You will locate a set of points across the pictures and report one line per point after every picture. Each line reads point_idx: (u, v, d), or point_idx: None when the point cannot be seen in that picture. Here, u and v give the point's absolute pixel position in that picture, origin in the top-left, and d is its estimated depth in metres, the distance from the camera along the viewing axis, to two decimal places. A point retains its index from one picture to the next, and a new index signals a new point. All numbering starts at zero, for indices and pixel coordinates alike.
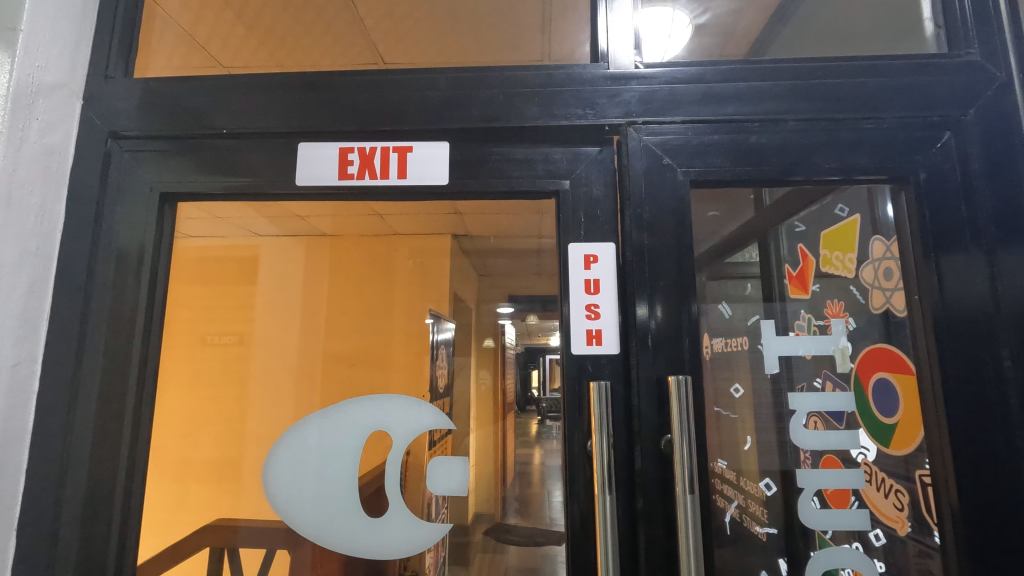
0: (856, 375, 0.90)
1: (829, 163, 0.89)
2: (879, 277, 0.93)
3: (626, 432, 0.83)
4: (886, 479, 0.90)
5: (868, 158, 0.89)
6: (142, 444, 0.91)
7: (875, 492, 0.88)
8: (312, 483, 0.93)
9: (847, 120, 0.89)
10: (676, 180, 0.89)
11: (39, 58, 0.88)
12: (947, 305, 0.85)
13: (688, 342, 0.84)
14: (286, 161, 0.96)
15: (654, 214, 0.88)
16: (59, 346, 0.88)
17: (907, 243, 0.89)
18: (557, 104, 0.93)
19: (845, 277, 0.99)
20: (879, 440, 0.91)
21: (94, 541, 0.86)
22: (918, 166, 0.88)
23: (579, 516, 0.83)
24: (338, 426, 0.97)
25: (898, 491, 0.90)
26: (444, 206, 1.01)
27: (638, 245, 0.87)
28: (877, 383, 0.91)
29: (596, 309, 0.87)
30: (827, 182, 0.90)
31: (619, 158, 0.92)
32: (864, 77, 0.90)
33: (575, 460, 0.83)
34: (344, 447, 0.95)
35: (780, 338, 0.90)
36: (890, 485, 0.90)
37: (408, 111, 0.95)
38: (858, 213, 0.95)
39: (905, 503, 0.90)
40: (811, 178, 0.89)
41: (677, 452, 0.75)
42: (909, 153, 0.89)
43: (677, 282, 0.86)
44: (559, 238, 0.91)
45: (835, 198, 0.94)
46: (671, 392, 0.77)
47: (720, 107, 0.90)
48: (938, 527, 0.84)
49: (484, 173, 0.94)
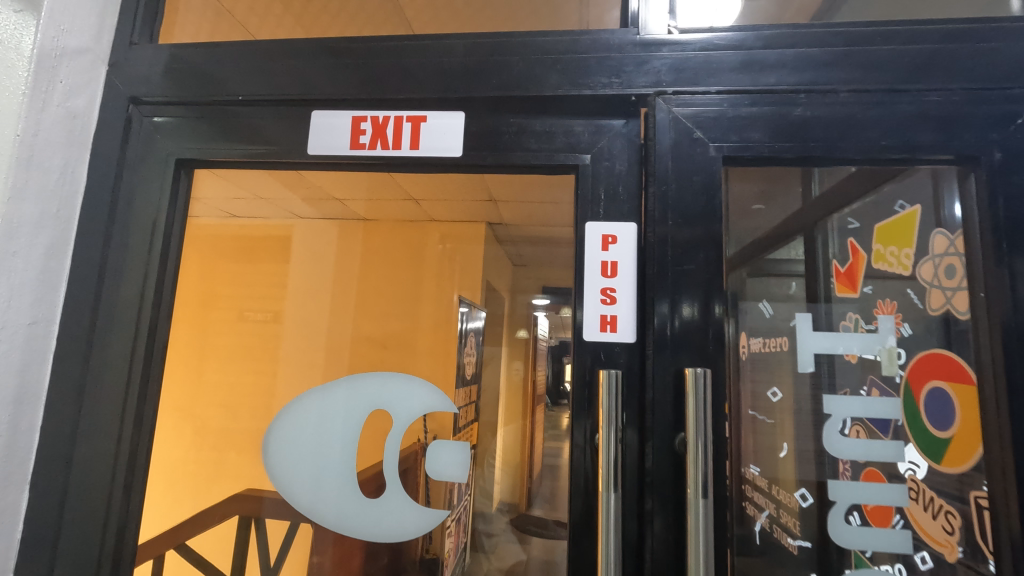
0: (907, 385, 0.79)
1: (885, 139, 0.78)
2: (940, 275, 0.80)
3: (638, 427, 0.77)
4: (936, 499, 0.78)
5: (934, 134, 0.78)
6: (149, 409, 0.91)
7: (920, 511, 0.78)
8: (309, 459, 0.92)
9: (910, 91, 0.78)
10: (707, 157, 0.80)
11: (64, 22, 0.89)
12: (1019, 308, 0.74)
13: (712, 334, 0.77)
14: (299, 129, 0.94)
15: (680, 193, 0.80)
16: (76, 307, 0.90)
17: (975, 236, 0.78)
18: (580, 72, 0.86)
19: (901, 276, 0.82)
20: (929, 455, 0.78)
21: (99, 500, 0.87)
22: (994, 145, 0.77)
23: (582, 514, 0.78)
24: (340, 402, 0.95)
25: (950, 513, 0.77)
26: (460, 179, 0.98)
27: (661, 226, 0.80)
28: (932, 394, 0.79)
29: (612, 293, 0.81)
30: (882, 161, 0.80)
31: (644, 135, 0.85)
32: (932, 43, 0.79)
33: (578, 455, 0.78)
34: (344, 424, 0.93)
35: (819, 334, 0.81)
36: (940, 506, 0.78)
37: (423, 78, 0.91)
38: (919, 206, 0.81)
39: (957, 527, 0.77)
40: (864, 157, 0.79)
41: (691, 452, 0.69)
42: (984, 129, 0.77)
43: (703, 268, 0.79)
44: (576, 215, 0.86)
45: (896, 189, 0.82)
46: (689, 386, 0.71)
47: (760, 76, 0.81)
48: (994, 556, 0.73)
49: (500, 146, 0.89)
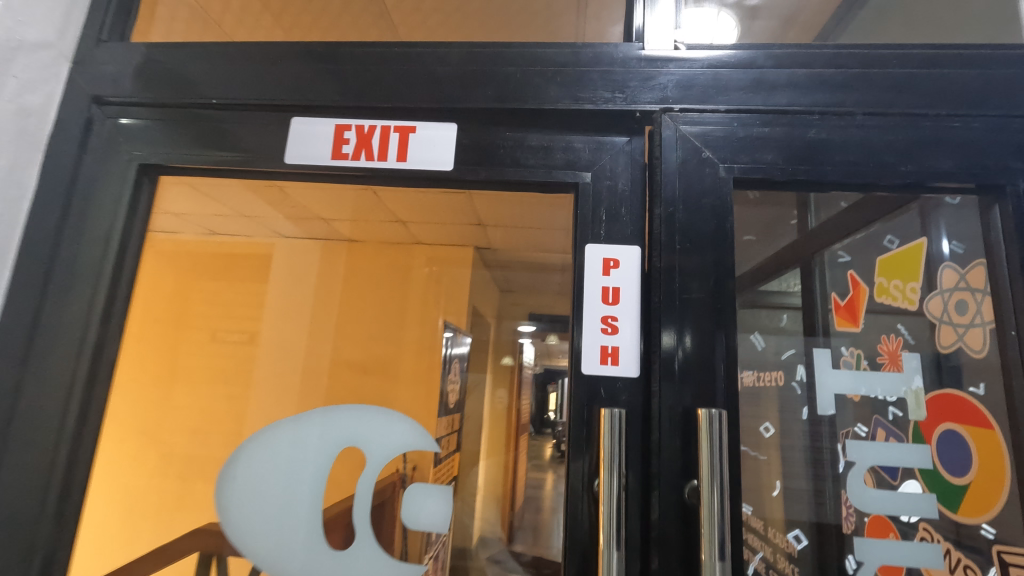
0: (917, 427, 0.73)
1: (906, 164, 0.74)
2: (951, 311, 0.75)
3: (642, 473, 0.69)
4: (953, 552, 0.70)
5: (956, 161, 0.73)
6: (88, 441, 0.80)
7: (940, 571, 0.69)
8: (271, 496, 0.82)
9: (930, 115, 0.74)
10: (716, 177, 0.75)
11: (23, 14, 0.82)
12: None
13: (723, 369, 0.70)
14: (277, 136, 0.87)
15: (688, 215, 0.74)
16: (11, 324, 0.80)
17: (1000, 267, 0.73)
18: (581, 86, 0.81)
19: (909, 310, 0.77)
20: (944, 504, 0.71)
21: (21, 547, 0.75)
22: (1019, 173, 0.73)
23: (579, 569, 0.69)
24: (307, 437, 0.85)
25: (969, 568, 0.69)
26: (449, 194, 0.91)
27: (668, 251, 0.74)
28: (944, 436, 0.72)
29: (614, 321, 0.74)
30: (899, 189, 0.75)
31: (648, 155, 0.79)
32: (951, 67, 0.75)
33: (575, 501, 0.70)
34: (312, 461, 0.83)
35: (836, 372, 0.75)
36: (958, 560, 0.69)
37: (413, 87, 0.85)
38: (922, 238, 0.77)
39: None
40: (883, 182, 0.74)
41: (706, 506, 0.61)
42: (1008, 157, 0.73)
43: (713, 296, 0.72)
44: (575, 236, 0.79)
45: (886, 226, 0.79)
46: (702, 428, 0.63)
47: (772, 96, 0.77)
48: None
49: (494, 160, 0.83)
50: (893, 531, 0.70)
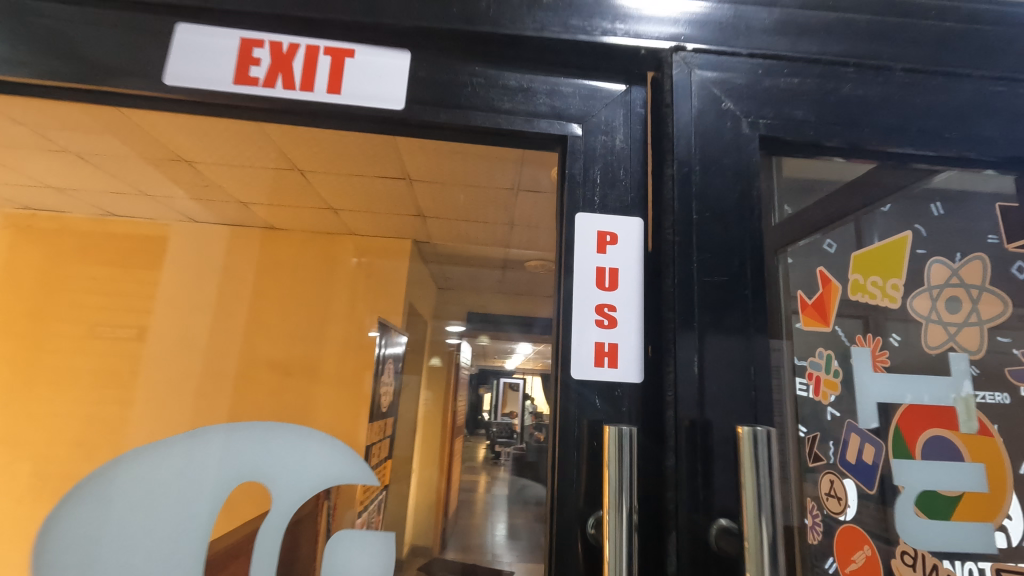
0: (896, 431, 0.82)
1: (873, 131, 0.84)
2: (943, 306, 0.87)
3: (653, 510, 0.72)
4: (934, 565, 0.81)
5: (902, 136, 0.85)
6: None
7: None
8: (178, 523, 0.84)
9: (881, 63, 0.86)
10: (738, 132, 0.82)
11: None
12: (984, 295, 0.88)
13: (754, 366, 0.75)
14: (176, 53, 0.81)
15: (705, 208, 0.79)
16: None
17: (970, 263, 0.89)
18: (566, 10, 0.85)
19: (887, 307, 0.86)
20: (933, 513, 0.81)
21: None
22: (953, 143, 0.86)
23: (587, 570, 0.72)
24: (201, 455, 0.90)
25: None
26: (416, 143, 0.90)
27: (670, 250, 0.79)
28: (936, 446, 0.82)
29: (608, 312, 0.77)
30: (851, 156, 0.85)
31: (629, 127, 0.84)
32: (885, 51, 0.87)
33: (566, 502, 0.74)
34: (205, 479, 0.87)
35: (881, 380, 0.83)
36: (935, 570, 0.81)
37: (365, 11, 0.83)
38: (909, 231, 0.87)
39: None
40: (845, 146, 0.84)
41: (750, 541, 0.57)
42: (942, 129, 0.86)
43: (732, 282, 0.77)
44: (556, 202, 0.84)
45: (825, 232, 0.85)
46: (741, 457, 0.59)
47: (754, 39, 0.86)
48: None
49: (454, 100, 0.83)
50: (866, 542, 0.82)
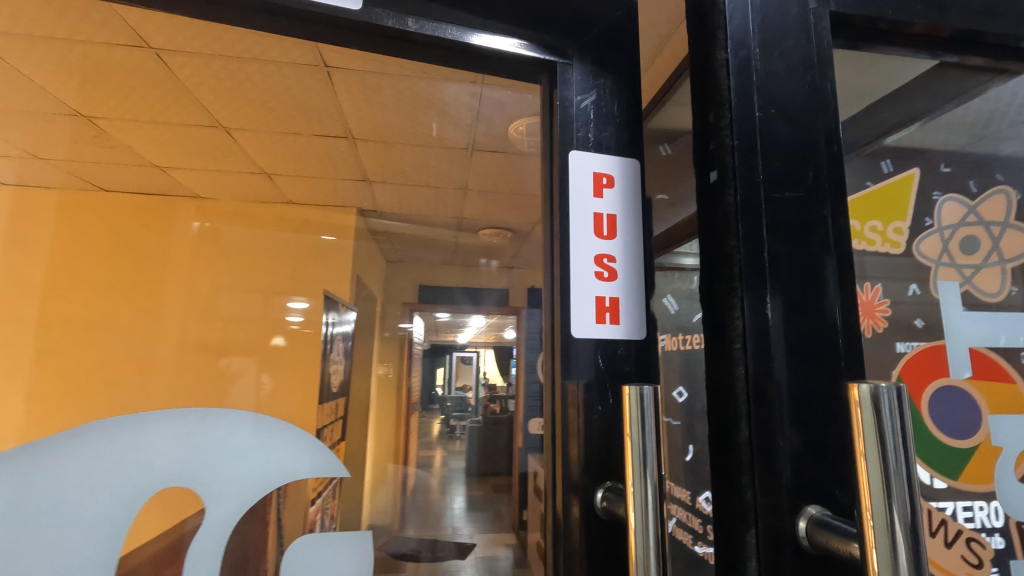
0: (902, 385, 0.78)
1: (900, 21, 0.74)
2: (957, 243, 0.88)
3: (719, 455, 0.66)
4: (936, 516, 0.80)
5: (940, 27, 0.75)
6: None
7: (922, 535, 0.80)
8: (82, 556, 0.70)
9: None
10: (801, 12, 0.69)
11: None
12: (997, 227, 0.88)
13: (834, 287, 0.63)
14: None
15: (786, 108, 0.67)
16: None
17: (978, 199, 0.89)
18: None
19: (896, 253, 0.85)
20: (949, 465, 0.80)
21: None
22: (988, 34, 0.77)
23: (589, 521, 0.79)
24: (119, 449, 0.75)
25: (945, 526, 0.80)
26: (376, 52, 0.85)
27: (749, 157, 0.65)
28: (952, 394, 0.80)
29: (608, 264, 0.86)
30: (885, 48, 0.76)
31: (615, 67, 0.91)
32: None
33: (565, 471, 0.80)
34: (129, 477, 0.74)
35: (968, 315, 0.83)
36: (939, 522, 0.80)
37: None
38: (914, 167, 0.89)
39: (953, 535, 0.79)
40: (880, 37, 0.74)
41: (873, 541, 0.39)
42: (979, 21, 0.76)
43: (807, 197, 0.65)
44: (548, 138, 0.92)
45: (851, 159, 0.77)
46: (854, 426, 0.40)
47: None
48: (989, 536, 0.79)
49: (421, 8, 0.79)
50: None
